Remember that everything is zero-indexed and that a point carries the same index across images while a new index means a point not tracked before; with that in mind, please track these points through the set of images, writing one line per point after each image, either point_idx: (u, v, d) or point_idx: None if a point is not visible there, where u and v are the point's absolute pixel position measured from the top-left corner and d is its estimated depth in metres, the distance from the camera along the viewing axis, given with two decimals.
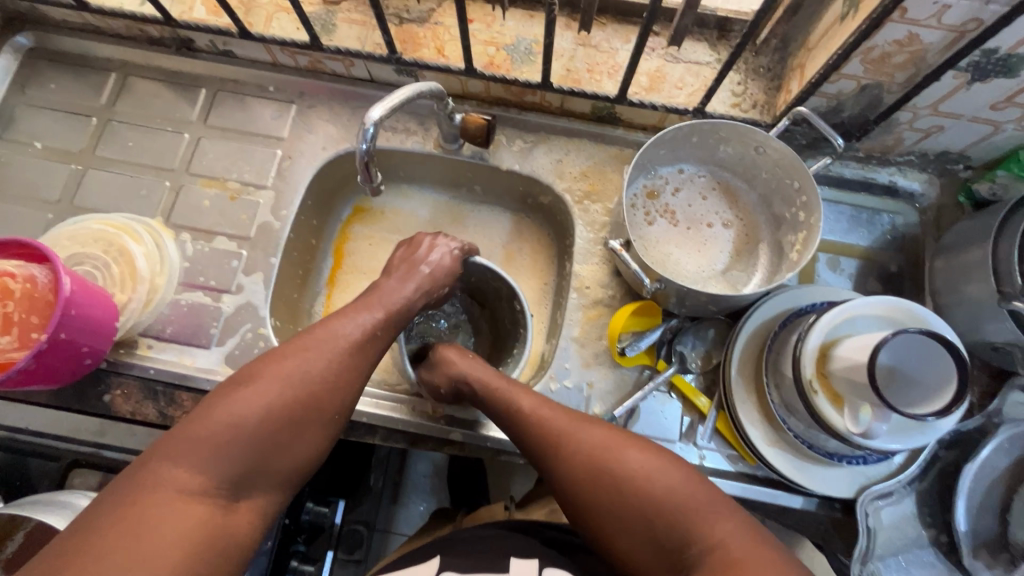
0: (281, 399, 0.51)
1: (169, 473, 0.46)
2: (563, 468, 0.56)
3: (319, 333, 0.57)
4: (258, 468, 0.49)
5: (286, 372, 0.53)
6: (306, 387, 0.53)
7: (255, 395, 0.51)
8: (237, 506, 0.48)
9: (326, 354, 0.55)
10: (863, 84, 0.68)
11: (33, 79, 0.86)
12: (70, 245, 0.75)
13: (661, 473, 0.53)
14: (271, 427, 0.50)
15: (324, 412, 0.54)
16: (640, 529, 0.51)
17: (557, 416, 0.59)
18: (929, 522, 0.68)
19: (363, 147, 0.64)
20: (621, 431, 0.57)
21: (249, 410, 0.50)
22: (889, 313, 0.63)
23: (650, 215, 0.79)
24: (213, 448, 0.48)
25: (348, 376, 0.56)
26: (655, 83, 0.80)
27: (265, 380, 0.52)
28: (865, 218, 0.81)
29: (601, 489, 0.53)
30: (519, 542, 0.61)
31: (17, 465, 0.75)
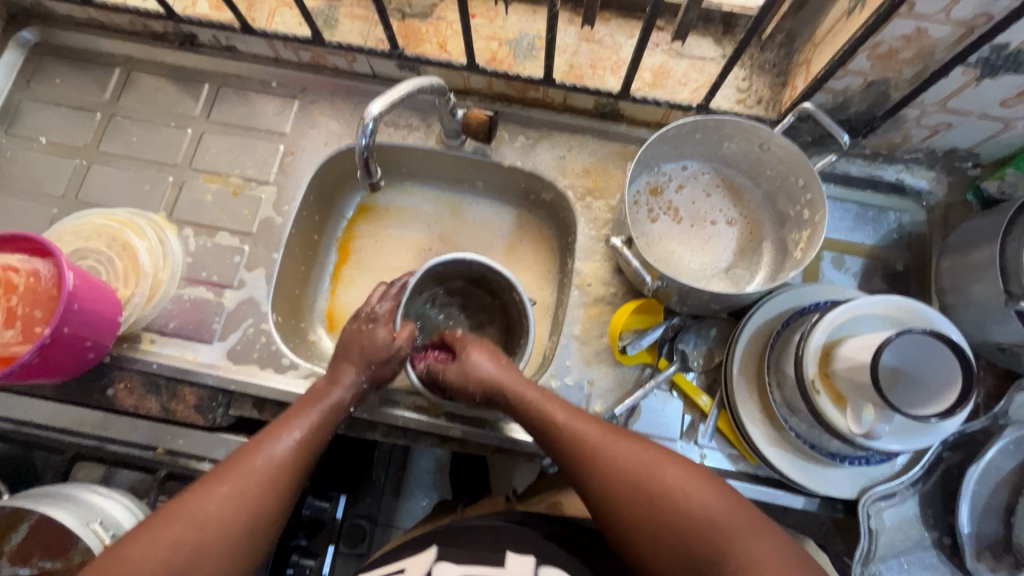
0: (187, 538, 0.49)
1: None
2: (597, 485, 0.55)
3: (235, 459, 0.55)
4: None
5: (186, 505, 0.51)
6: (214, 522, 0.51)
7: (151, 534, 0.49)
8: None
9: (235, 478, 0.53)
10: (870, 81, 0.67)
11: (38, 74, 0.86)
12: (74, 240, 0.76)
13: (696, 492, 0.51)
14: (172, 570, 0.48)
15: (231, 535, 0.51)
16: (676, 547, 0.50)
17: (591, 429, 0.59)
18: (932, 524, 0.67)
19: (362, 143, 0.64)
20: (654, 446, 0.56)
21: (150, 556, 0.48)
22: (893, 313, 0.62)
23: (652, 213, 0.78)
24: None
25: (264, 496, 0.54)
26: (659, 78, 0.79)
27: (166, 516, 0.50)
28: (871, 216, 0.80)
29: (637, 507, 0.52)
30: (520, 534, 0.60)
31: (23, 456, 0.74)
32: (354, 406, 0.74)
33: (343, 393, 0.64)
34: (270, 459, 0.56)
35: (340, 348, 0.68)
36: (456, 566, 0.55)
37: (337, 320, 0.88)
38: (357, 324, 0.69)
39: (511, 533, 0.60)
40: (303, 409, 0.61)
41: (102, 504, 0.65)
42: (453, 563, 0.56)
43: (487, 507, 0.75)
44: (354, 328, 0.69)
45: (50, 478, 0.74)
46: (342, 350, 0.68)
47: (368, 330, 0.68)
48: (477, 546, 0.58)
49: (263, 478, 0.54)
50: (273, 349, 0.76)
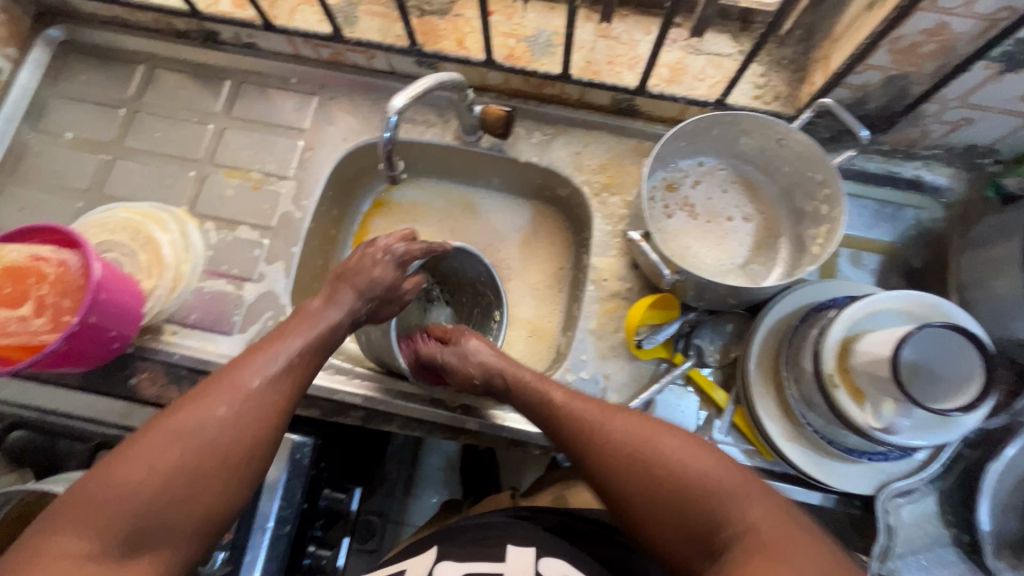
0: (177, 454, 0.50)
1: (54, 541, 0.45)
2: (595, 457, 0.56)
3: (222, 377, 0.55)
4: (156, 525, 0.48)
5: (170, 430, 0.51)
6: (203, 438, 0.51)
7: (139, 449, 0.50)
8: (133, 559, 0.47)
9: (222, 403, 0.53)
10: (890, 76, 0.67)
11: (64, 71, 0.88)
12: (99, 233, 0.77)
13: (698, 458, 0.52)
14: (162, 483, 0.49)
15: (224, 460, 0.51)
16: (675, 514, 0.51)
17: (588, 406, 0.59)
18: (951, 521, 0.67)
19: (385, 136, 0.65)
20: (652, 418, 0.57)
21: (137, 471, 0.49)
22: (912, 308, 0.62)
23: (669, 208, 0.79)
24: (96, 511, 0.47)
25: (256, 420, 0.54)
26: (676, 74, 0.80)
27: (153, 440, 0.50)
28: (888, 213, 0.80)
29: (635, 477, 0.53)
30: (524, 528, 0.59)
31: (47, 444, 0.72)
32: (373, 398, 0.75)
33: (339, 314, 0.64)
34: (261, 377, 0.56)
35: (344, 268, 0.68)
36: (456, 564, 0.56)
37: None
38: (368, 249, 0.69)
39: (513, 526, 0.60)
40: (298, 326, 0.62)
41: None
42: (454, 562, 0.57)
43: (493, 505, 0.75)
44: (366, 252, 0.68)
45: (72, 466, 0.71)
46: (345, 272, 0.68)
47: (374, 263, 0.68)
48: (478, 541, 0.58)
49: (252, 397, 0.55)
50: None
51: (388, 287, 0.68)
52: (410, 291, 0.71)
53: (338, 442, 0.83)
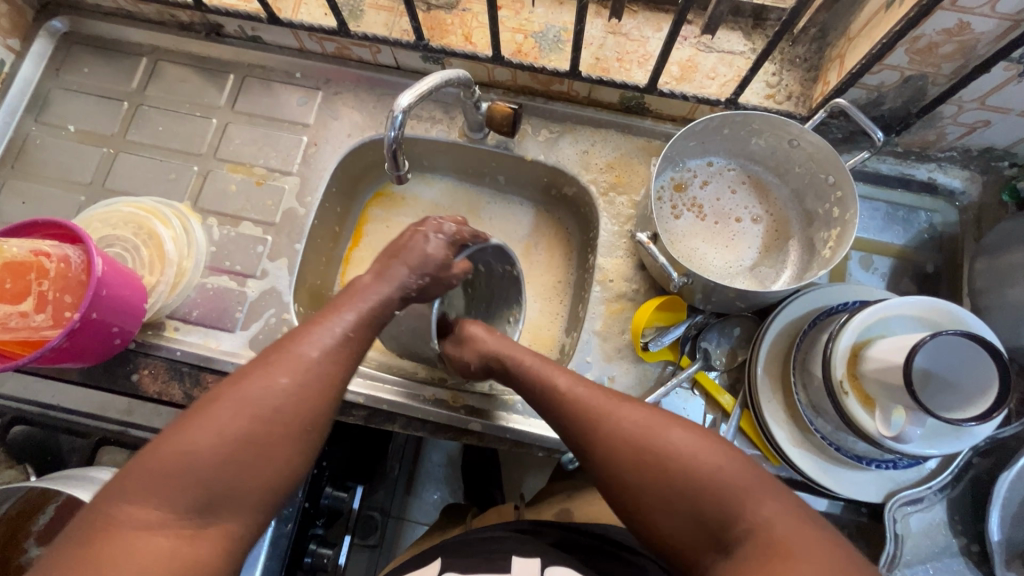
0: (247, 425, 0.47)
1: (128, 512, 0.43)
2: (602, 446, 0.54)
3: (284, 345, 0.53)
4: (230, 493, 0.46)
5: (240, 398, 0.48)
6: (273, 410, 0.49)
7: (204, 420, 0.47)
8: (207, 530, 0.45)
9: (287, 372, 0.51)
10: (907, 76, 0.65)
11: (67, 63, 0.87)
12: (101, 227, 0.76)
13: (706, 453, 0.50)
14: (235, 455, 0.46)
15: (292, 430, 0.49)
16: (683, 506, 0.50)
17: (594, 395, 0.58)
18: (960, 531, 0.65)
19: (391, 135, 0.63)
20: (661, 412, 0.55)
21: (204, 442, 0.46)
22: (926, 315, 0.61)
23: (676, 208, 0.77)
24: (171, 482, 0.44)
25: (319, 389, 0.52)
26: (686, 72, 0.78)
27: (221, 407, 0.48)
28: (901, 216, 0.79)
29: (643, 467, 0.51)
30: (527, 545, 0.60)
31: (50, 440, 0.74)
32: (375, 397, 0.74)
33: (389, 289, 0.62)
34: (321, 348, 0.54)
35: (395, 247, 0.66)
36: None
37: None
38: (419, 228, 0.67)
39: (517, 540, 0.60)
40: (350, 301, 0.60)
41: None
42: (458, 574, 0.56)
43: (496, 519, 0.73)
44: (415, 229, 0.67)
45: (75, 461, 0.73)
46: (396, 250, 0.66)
47: (424, 239, 0.66)
48: (485, 557, 0.58)
49: (315, 364, 0.52)
50: None
51: (440, 264, 0.66)
52: (458, 274, 0.68)
53: (343, 441, 0.84)
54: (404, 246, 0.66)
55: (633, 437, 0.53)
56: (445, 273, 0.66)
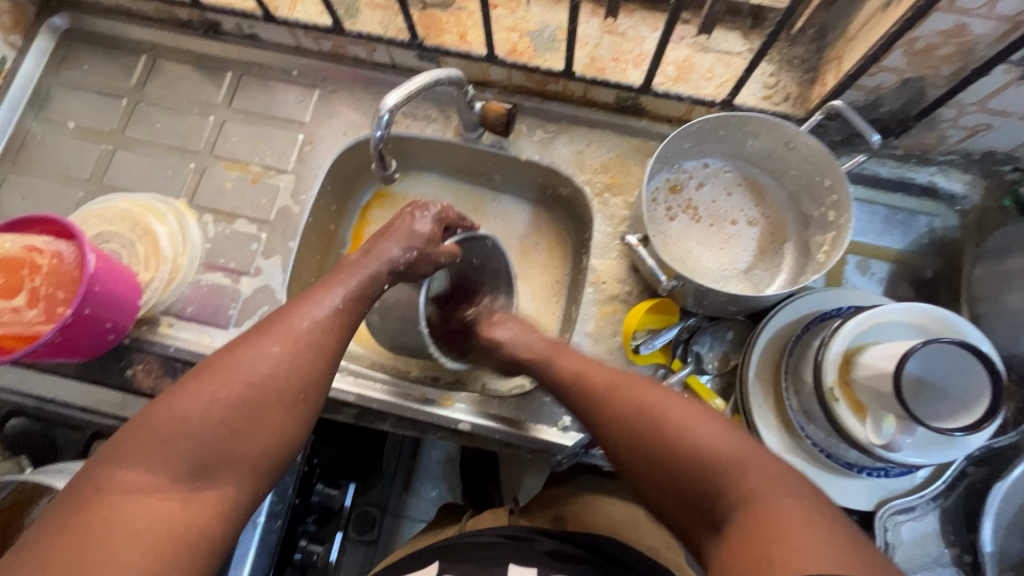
0: (240, 392, 0.48)
1: (120, 476, 0.43)
2: (605, 420, 0.56)
3: (280, 317, 0.53)
4: (223, 458, 0.46)
5: (233, 364, 0.49)
6: (267, 376, 0.49)
7: (200, 385, 0.48)
8: (200, 495, 0.45)
9: (280, 341, 0.51)
10: (904, 78, 0.64)
11: (68, 60, 0.88)
12: (97, 223, 0.77)
13: (702, 425, 0.51)
14: (229, 421, 0.47)
15: (285, 396, 0.50)
16: (677, 478, 0.50)
17: (601, 373, 0.60)
18: (952, 541, 0.64)
19: (377, 135, 0.64)
20: (665, 389, 0.56)
21: (197, 407, 0.46)
22: (919, 321, 0.60)
23: (671, 210, 0.77)
24: (161, 443, 0.45)
25: (312, 357, 0.52)
26: (683, 72, 0.77)
27: (213, 373, 0.48)
28: (900, 220, 0.78)
29: (641, 438, 0.53)
30: (521, 551, 0.60)
31: (45, 432, 0.77)
32: (365, 395, 0.74)
33: (379, 264, 0.62)
34: (312, 319, 0.54)
35: (384, 227, 0.67)
36: None
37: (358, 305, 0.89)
38: (407, 209, 0.68)
39: (514, 548, 0.61)
40: (339, 276, 0.59)
41: None
42: None
43: (490, 522, 0.72)
44: (407, 209, 0.67)
45: (70, 454, 0.77)
46: (385, 230, 0.66)
47: (412, 217, 0.66)
48: (481, 563, 0.59)
49: (310, 337, 0.53)
50: None
51: (427, 239, 0.66)
52: (446, 252, 0.68)
53: (336, 438, 0.85)
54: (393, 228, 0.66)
55: (638, 410, 0.54)
56: (434, 250, 0.67)
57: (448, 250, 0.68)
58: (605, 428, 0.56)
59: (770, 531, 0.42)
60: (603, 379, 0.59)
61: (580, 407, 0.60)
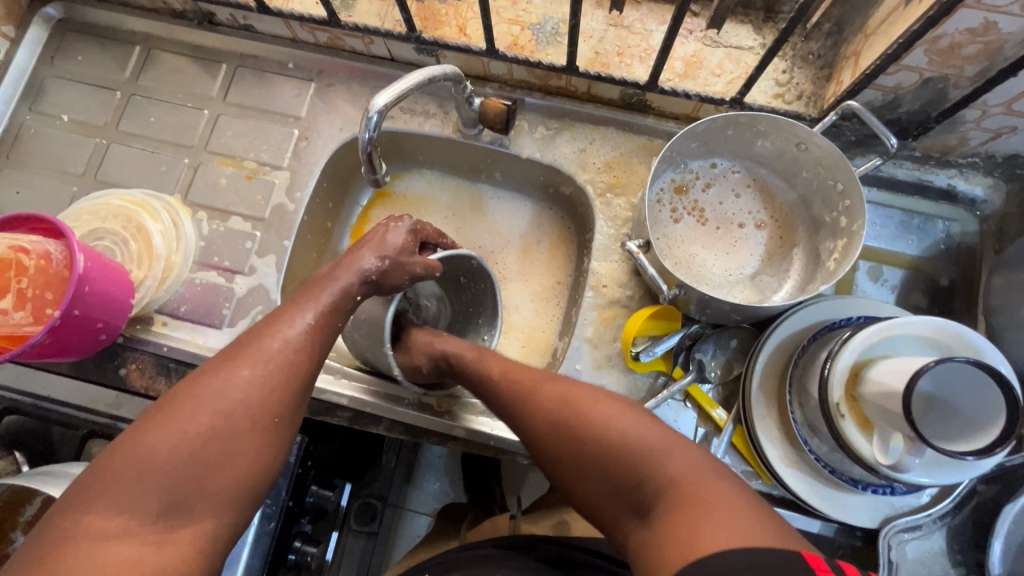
0: (210, 426, 0.47)
1: (88, 521, 0.42)
2: (528, 419, 0.56)
3: (249, 341, 0.52)
4: (196, 494, 0.45)
5: (200, 395, 0.48)
6: (235, 406, 0.48)
7: (165, 419, 0.46)
8: (175, 534, 0.44)
9: (248, 364, 0.50)
10: (926, 78, 0.61)
11: (61, 51, 0.86)
12: (91, 220, 0.76)
13: (621, 420, 0.51)
14: (200, 456, 0.46)
15: (257, 423, 0.49)
16: (599, 473, 0.50)
17: (522, 372, 0.60)
18: (960, 561, 0.62)
19: (366, 137, 0.62)
20: (585, 386, 0.55)
21: (164, 444, 0.45)
22: (934, 335, 0.57)
23: (676, 212, 0.74)
24: (131, 484, 0.44)
25: (283, 380, 0.51)
26: (691, 68, 0.74)
27: (178, 405, 0.47)
28: (916, 224, 0.74)
29: (561, 435, 0.53)
30: (514, 561, 0.59)
31: (42, 431, 0.74)
32: (360, 398, 0.73)
33: (349, 276, 0.61)
34: (283, 339, 0.53)
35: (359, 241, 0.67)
36: None
37: None
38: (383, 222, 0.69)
39: (506, 559, 0.60)
40: (309, 293, 0.59)
41: None
42: None
43: (492, 533, 0.71)
44: (381, 222, 0.68)
45: (66, 453, 0.73)
46: (363, 240, 0.66)
47: (388, 228, 0.67)
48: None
49: (281, 358, 0.52)
50: None
51: (401, 249, 0.66)
52: (421, 263, 0.66)
53: (333, 438, 0.84)
54: (369, 239, 0.66)
55: (551, 409, 0.54)
56: (408, 258, 0.65)
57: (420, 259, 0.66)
58: (530, 427, 0.56)
59: (706, 516, 0.43)
60: (530, 376, 0.59)
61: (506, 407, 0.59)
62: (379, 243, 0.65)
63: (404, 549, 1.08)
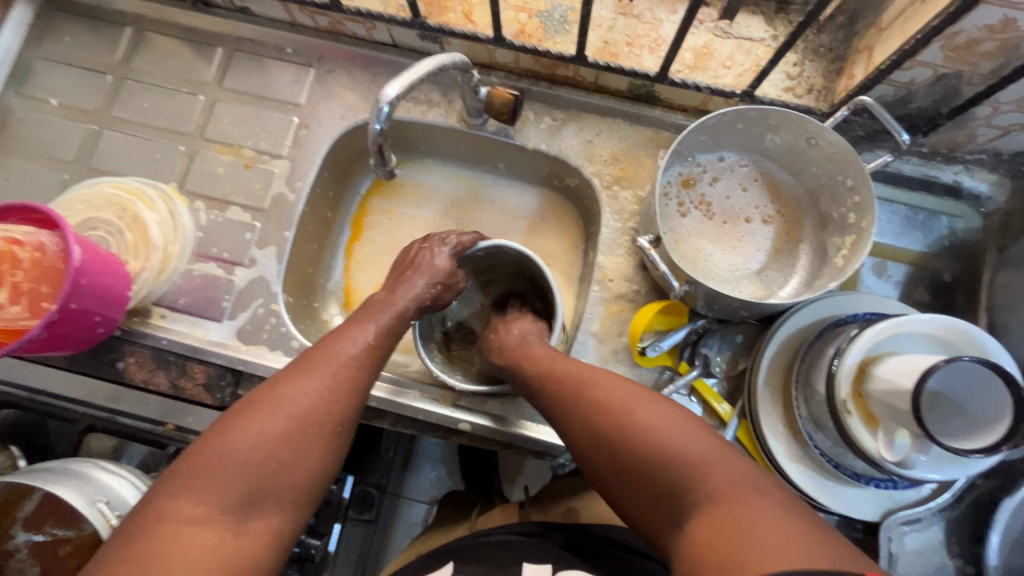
0: (285, 427, 0.48)
1: (176, 507, 0.43)
2: (575, 411, 0.55)
3: (316, 354, 0.54)
4: (270, 487, 0.46)
5: (276, 397, 0.49)
6: (307, 409, 0.49)
7: (244, 418, 0.48)
8: (249, 525, 0.44)
9: (319, 374, 0.52)
10: (940, 74, 0.60)
11: (47, 32, 0.83)
12: (85, 209, 0.74)
13: (672, 420, 0.50)
14: (275, 453, 0.47)
15: (326, 428, 0.50)
16: (643, 472, 0.49)
17: (569, 367, 0.60)
18: (957, 552, 0.64)
19: (376, 128, 0.61)
20: (635, 385, 0.55)
21: (244, 442, 0.46)
22: (939, 333, 0.58)
23: (683, 206, 0.73)
24: (215, 477, 0.44)
25: (348, 391, 0.53)
26: (700, 60, 0.73)
27: (255, 407, 0.49)
28: (920, 220, 0.74)
29: (608, 431, 0.52)
30: (535, 547, 0.60)
31: (38, 422, 0.74)
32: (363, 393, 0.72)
33: (405, 302, 0.66)
34: (348, 355, 0.55)
35: (404, 265, 0.70)
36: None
37: (353, 298, 0.86)
38: (424, 243, 0.71)
39: (527, 547, 0.60)
40: (370, 314, 0.62)
41: (108, 481, 0.65)
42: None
43: (502, 519, 0.71)
44: (420, 246, 0.71)
45: (64, 446, 0.74)
46: (403, 267, 0.70)
47: (428, 253, 0.70)
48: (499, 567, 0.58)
49: (347, 370, 0.54)
50: (282, 331, 0.74)
51: (449, 273, 0.70)
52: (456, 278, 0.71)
53: None
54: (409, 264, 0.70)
55: (602, 401, 0.54)
56: (448, 277, 0.70)
57: (455, 276, 0.71)
58: (570, 426, 0.55)
59: (745, 518, 0.42)
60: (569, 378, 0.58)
61: (547, 405, 0.59)
62: (418, 267, 0.69)
63: (405, 538, 1.06)
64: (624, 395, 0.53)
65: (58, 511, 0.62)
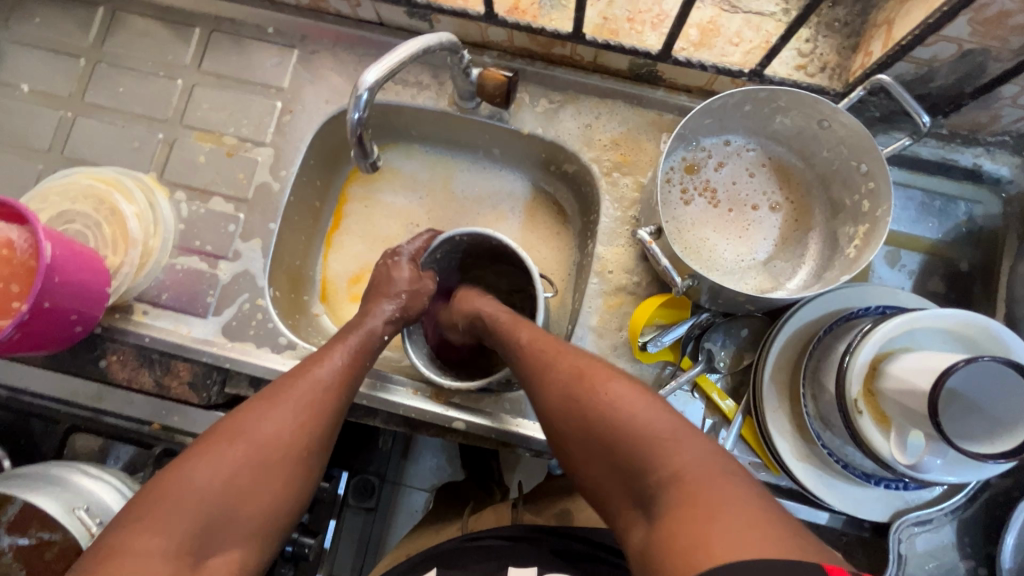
0: (248, 459, 0.48)
1: (130, 541, 0.42)
2: (543, 397, 0.53)
3: (284, 382, 0.54)
4: (229, 521, 0.46)
5: (240, 428, 0.49)
6: (271, 441, 0.49)
7: (208, 450, 0.48)
8: (207, 561, 0.44)
9: (286, 404, 0.52)
10: (965, 50, 0.56)
11: (16, 13, 0.78)
12: (59, 201, 0.70)
13: (644, 415, 0.46)
14: (236, 485, 0.47)
15: (291, 458, 0.50)
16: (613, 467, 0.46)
17: (543, 346, 0.57)
18: (969, 553, 0.62)
19: (355, 117, 0.57)
20: (607, 366, 0.52)
21: (205, 474, 0.46)
22: (956, 328, 0.55)
23: (686, 193, 0.70)
24: (174, 510, 0.44)
25: (314, 419, 0.53)
26: (706, 37, 0.69)
27: (220, 438, 0.49)
28: (937, 206, 0.71)
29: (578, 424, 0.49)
30: (526, 552, 0.58)
31: (20, 424, 0.73)
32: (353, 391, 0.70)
33: (377, 320, 0.65)
34: (318, 379, 0.55)
35: (372, 285, 0.70)
36: None
37: (330, 291, 0.83)
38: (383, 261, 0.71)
39: (517, 551, 0.58)
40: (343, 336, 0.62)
41: (89, 486, 0.64)
42: None
43: (494, 522, 0.69)
44: (381, 263, 0.71)
45: (48, 447, 0.73)
46: (374, 288, 0.69)
47: (388, 267, 0.70)
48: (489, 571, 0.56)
49: (316, 399, 0.54)
50: (269, 327, 0.72)
51: (412, 280, 0.69)
52: (421, 281, 0.70)
53: None
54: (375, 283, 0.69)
55: (569, 390, 0.51)
56: (413, 285, 0.69)
57: (420, 280, 0.70)
58: (541, 414, 0.53)
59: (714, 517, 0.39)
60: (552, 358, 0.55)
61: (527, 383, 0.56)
62: (384, 283, 0.68)
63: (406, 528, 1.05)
64: (595, 381, 0.50)
65: (41, 516, 0.60)
